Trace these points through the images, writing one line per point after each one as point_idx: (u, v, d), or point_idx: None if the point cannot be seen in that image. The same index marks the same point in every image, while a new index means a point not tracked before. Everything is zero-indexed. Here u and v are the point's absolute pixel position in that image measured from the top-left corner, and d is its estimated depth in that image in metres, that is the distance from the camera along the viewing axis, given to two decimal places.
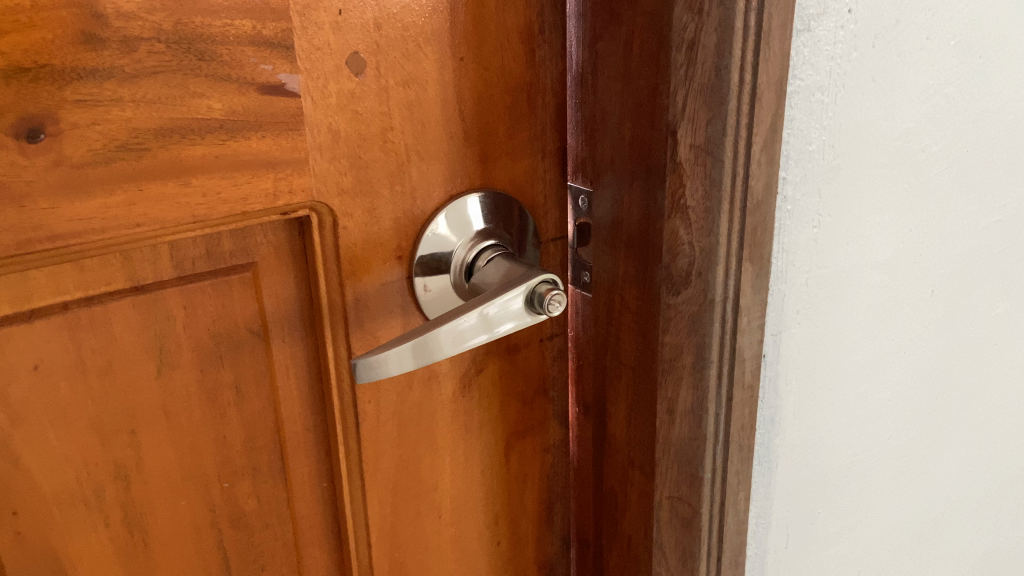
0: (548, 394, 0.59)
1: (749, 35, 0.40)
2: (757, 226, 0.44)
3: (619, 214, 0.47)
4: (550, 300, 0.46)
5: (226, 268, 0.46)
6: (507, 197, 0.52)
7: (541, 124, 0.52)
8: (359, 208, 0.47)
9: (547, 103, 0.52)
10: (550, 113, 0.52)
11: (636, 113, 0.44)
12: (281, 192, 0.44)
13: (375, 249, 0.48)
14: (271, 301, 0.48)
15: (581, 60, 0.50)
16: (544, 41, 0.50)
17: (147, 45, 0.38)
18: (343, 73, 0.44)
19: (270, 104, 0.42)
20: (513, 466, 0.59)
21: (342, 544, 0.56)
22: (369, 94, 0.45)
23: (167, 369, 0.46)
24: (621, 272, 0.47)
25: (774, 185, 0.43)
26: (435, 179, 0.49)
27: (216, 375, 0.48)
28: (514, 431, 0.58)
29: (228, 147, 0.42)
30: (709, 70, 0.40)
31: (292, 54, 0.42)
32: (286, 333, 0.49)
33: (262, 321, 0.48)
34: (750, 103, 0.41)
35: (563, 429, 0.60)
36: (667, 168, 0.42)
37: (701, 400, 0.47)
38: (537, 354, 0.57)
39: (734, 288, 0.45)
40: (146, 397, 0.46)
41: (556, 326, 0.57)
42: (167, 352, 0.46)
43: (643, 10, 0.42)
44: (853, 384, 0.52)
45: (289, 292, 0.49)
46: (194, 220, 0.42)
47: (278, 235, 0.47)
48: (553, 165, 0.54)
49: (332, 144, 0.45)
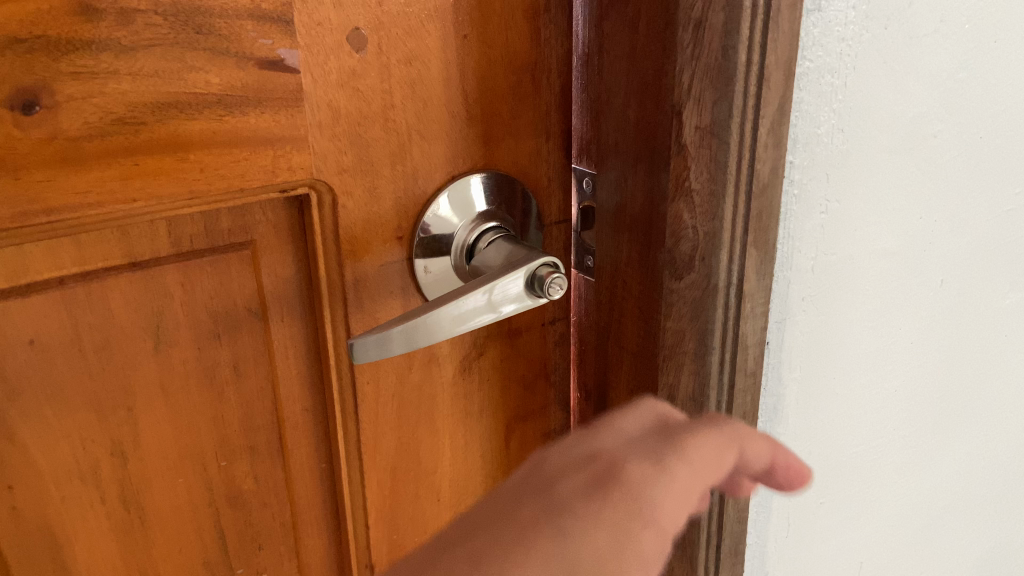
0: (549, 378, 0.58)
1: (758, 14, 0.39)
2: (762, 211, 0.43)
3: (623, 198, 0.47)
4: (550, 283, 0.45)
5: (224, 245, 0.46)
6: (510, 179, 0.52)
7: (545, 105, 0.52)
8: (359, 187, 0.47)
9: (551, 83, 0.51)
10: (554, 94, 0.52)
11: (641, 94, 0.43)
12: (280, 169, 0.44)
13: (375, 229, 0.48)
14: (270, 280, 0.48)
15: (587, 40, 0.49)
16: (549, 20, 0.49)
17: (144, 17, 0.38)
18: (344, 50, 0.43)
19: (269, 80, 0.42)
20: (513, 450, 0.58)
21: (340, 526, 0.55)
22: (370, 71, 0.44)
23: (165, 347, 0.46)
24: (624, 257, 0.47)
25: (782, 169, 0.43)
26: (437, 159, 0.49)
27: (214, 354, 0.47)
28: (515, 415, 0.58)
29: (226, 123, 0.41)
30: (716, 50, 0.40)
31: (292, 29, 0.41)
32: (285, 313, 0.49)
33: (260, 300, 0.48)
34: (758, 85, 0.40)
35: (564, 415, 0.60)
36: (671, 150, 0.41)
37: (702, 386, 0.46)
38: (538, 338, 0.56)
39: (738, 274, 0.44)
40: (143, 374, 0.46)
41: (558, 311, 0.57)
42: (165, 330, 0.45)
43: None
44: (859, 374, 0.51)
45: (288, 271, 0.48)
46: (192, 196, 0.42)
47: (278, 214, 0.47)
48: (557, 147, 0.53)
49: (333, 122, 0.44)
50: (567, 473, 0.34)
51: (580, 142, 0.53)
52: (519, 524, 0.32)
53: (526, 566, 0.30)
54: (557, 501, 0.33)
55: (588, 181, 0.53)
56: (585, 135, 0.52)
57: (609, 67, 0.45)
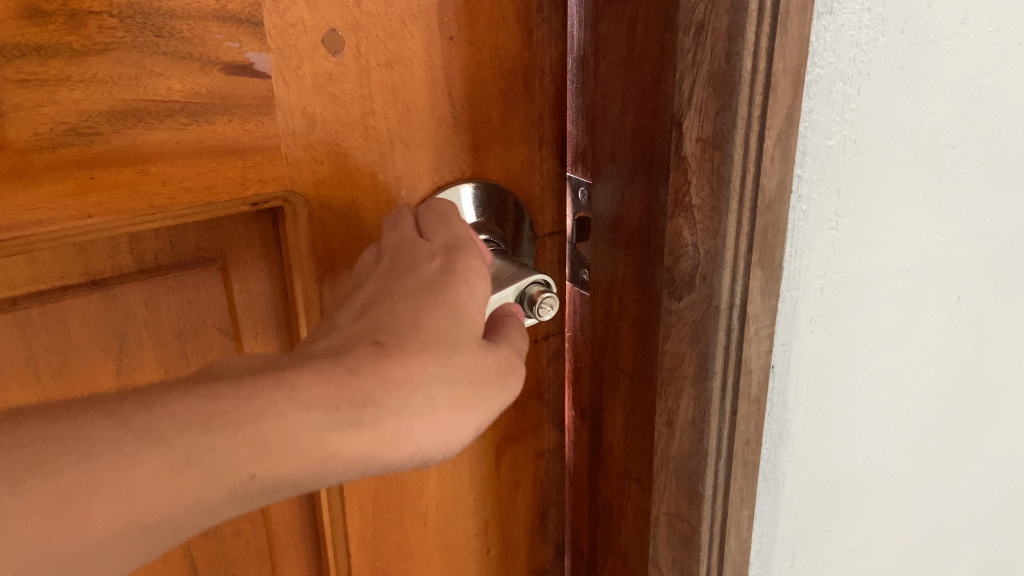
0: (542, 396, 0.55)
1: (765, 17, 0.36)
2: (768, 228, 0.40)
3: (619, 210, 0.44)
4: (541, 303, 0.43)
5: (192, 261, 0.43)
6: (500, 189, 0.49)
7: (538, 109, 0.48)
8: (337, 199, 0.44)
9: (545, 87, 0.48)
10: (547, 98, 0.48)
11: (640, 102, 0.41)
12: (250, 181, 0.41)
13: (354, 243, 0.45)
14: (243, 297, 0.45)
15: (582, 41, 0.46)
16: (542, 20, 0.46)
17: (98, 20, 0.34)
18: (319, 53, 0.40)
19: (238, 86, 0.38)
20: (504, 472, 0.56)
21: (321, 551, 0.53)
22: (348, 76, 0.41)
23: (129, 369, 0.44)
24: (620, 273, 0.44)
25: (790, 183, 0.39)
26: (422, 168, 0.46)
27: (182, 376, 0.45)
28: (507, 435, 0.55)
29: (190, 132, 0.38)
30: (719, 56, 0.37)
31: (261, 31, 0.38)
32: (258, 332, 0.46)
33: (232, 319, 0.45)
34: (764, 94, 0.37)
35: (559, 433, 0.57)
36: (670, 163, 0.39)
37: (703, 412, 0.43)
38: (531, 354, 0.53)
39: (742, 294, 0.41)
40: None
41: (554, 330, 0.54)
42: (128, 352, 0.43)
43: None
44: (869, 396, 0.48)
45: (263, 288, 0.45)
46: (153, 211, 0.39)
47: (251, 226, 0.44)
48: (551, 154, 0.50)
49: (307, 130, 0.41)
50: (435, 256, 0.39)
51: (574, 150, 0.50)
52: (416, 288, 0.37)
53: (437, 307, 0.36)
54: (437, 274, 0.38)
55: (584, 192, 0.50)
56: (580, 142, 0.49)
57: (607, 74, 0.42)
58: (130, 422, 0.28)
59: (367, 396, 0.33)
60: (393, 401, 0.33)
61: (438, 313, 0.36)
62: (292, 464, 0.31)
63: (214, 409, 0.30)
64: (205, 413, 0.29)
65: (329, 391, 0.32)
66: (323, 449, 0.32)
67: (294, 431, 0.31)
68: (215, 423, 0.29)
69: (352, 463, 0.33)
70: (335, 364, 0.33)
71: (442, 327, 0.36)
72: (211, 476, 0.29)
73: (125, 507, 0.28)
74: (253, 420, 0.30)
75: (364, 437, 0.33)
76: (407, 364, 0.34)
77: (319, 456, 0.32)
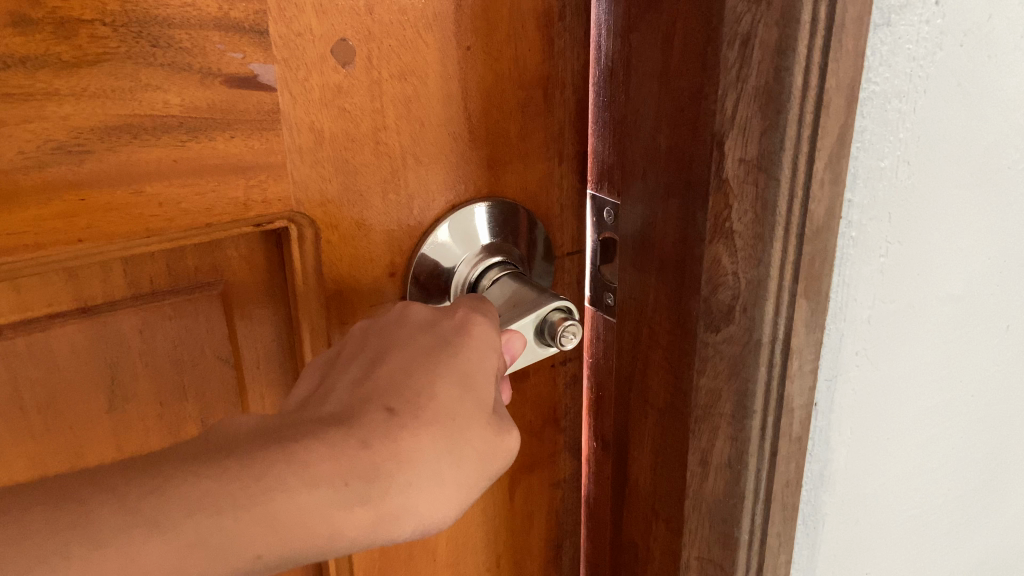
0: (559, 424, 0.52)
1: (819, 30, 0.33)
2: (815, 257, 0.37)
3: (650, 231, 0.41)
4: (563, 331, 0.40)
5: (191, 286, 0.40)
6: (516, 207, 0.45)
7: (558, 123, 0.46)
8: (345, 219, 0.40)
9: (566, 99, 0.45)
10: (568, 111, 0.46)
11: (675, 118, 0.37)
12: (254, 201, 0.37)
13: (361, 266, 0.42)
14: (244, 321, 0.42)
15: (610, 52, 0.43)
16: (564, 29, 0.43)
17: (89, 28, 0.31)
18: (328, 64, 0.37)
19: (242, 99, 0.35)
20: (518, 502, 0.52)
21: None
22: (358, 89, 0.38)
23: (122, 403, 0.40)
24: (651, 300, 0.41)
25: (840, 209, 0.37)
26: (435, 186, 0.43)
27: (179, 409, 0.42)
28: (522, 465, 0.51)
29: (190, 149, 0.35)
30: (767, 71, 0.34)
31: (267, 40, 0.35)
32: (259, 359, 0.43)
33: (233, 346, 0.42)
34: (815, 113, 0.34)
35: (575, 462, 0.54)
36: (710, 186, 0.36)
37: (741, 453, 0.40)
38: (548, 380, 0.50)
39: (786, 327, 0.38)
40: (96, 434, 0.40)
41: (573, 355, 0.51)
42: (121, 383, 0.40)
43: None
44: (913, 434, 0.45)
45: (266, 312, 0.42)
46: (149, 234, 0.35)
47: (253, 246, 0.41)
48: (571, 170, 0.47)
49: (315, 146, 0.38)
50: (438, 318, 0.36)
51: (596, 168, 0.47)
52: (422, 348, 0.34)
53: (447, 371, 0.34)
54: (445, 338, 0.35)
55: (609, 212, 0.47)
56: (603, 160, 0.46)
57: (639, 88, 0.39)
58: (139, 507, 0.26)
59: (378, 470, 0.30)
60: (402, 476, 0.31)
61: (449, 379, 0.33)
62: (299, 543, 0.29)
63: (222, 487, 0.27)
64: (213, 493, 0.27)
65: (340, 467, 0.29)
66: (330, 525, 0.29)
67: (302, 508, 0.29)
68: (223, 506, 0.27)
69: (359, 539, 0.30)
70: (346, 433, 0.30)
71: (455, 395, 0.33)
72: (213, 557, 0.27)
73: None
74: (261, 501, 0.28)
75: (368, 513, 0.30)
76: (419, 435, 0.31)
77: (327, 535, 0.29)
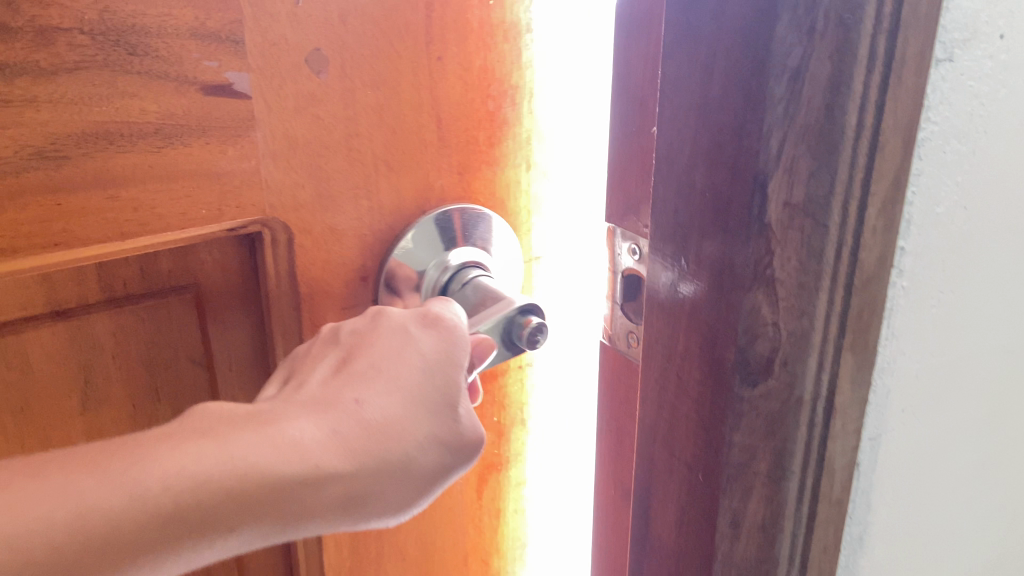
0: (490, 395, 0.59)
1: (876, 65, 0.31)
2: (863, 309, 0.34)
3: (681, 274, 0.38)
4: (529, 331, 0.48)
5: (167, 286, 0.49)
6: (480, 215, 0.54)
7: (512, 120, 0.54)
8: (316, 223, 0.48)
9: (515, 103, 0.54)
10: (520, 111, 0.54)
11: (718, 153, 0.35)
12: (228, 206, 0.44)
13: (338, 270, 0.50)
14: (214, 319, 0.51)
15: (644, 80, 0.41)
16: (517, 40, 0.52)
17: (69, 37, 0.37)
18: (303, 72, 0.44)
19: (217, 107, 0.42)
20: None
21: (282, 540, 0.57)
22: (331, 95, 0.46)
23: (92, 393, 0.50)
24: (681, 348, 0.38)
25: (891, 258, 0.34)
26: (403, 184, 0.50)
27: (151, 385, 0.51)
28: None
29: (166, 154, 0.41)
30: (818, 107, 0.31)
31: (242, 50, 0.42)
32: (232, 362, 0.53)
33: (202, 334, 0.51)
34: (869, 155, 0.32)
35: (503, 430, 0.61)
36: (751, 230, 0.33)
37: (776, 515, 0.37)
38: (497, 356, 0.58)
39: (829, 383, 0.35)
40: (59, 409, 0.49)
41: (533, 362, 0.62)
42: (95, 372, 0.49)
43: (735, 25, 0.32)
44: (952, 493, 0.43)
45: (234, 310, 0.52)
46: (122, 239, 0.41)
47: (223, 253, 0.50)
48: (528, 160, 0.56)
49: (287, 151, 0.45)
50: (402, 318, 0.44)
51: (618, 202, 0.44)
52: (385, 347, 0.43)
53: (404, 369, 0.42)
54: (409, 335, 0.43)
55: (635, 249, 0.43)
56: (627, 192, 0.44)
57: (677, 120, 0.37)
58: (102, 469, 0.35)
59: (349, 447, 0.40)
60: (371, 456, 0.40)
61: (407, 375, 0.42)
62: (290, 511, 0.39)
63: (213, 457, 0.37)
64: (203, 461, 0.37)
65: (321, 445, 0.39)
66: (318, 499, 0.39)
67: (291, 483, 0.38)
68: (219, 471, 0.37)
69: (338, 508, 0.41)
70: (323, 418, 0.40)
71: (409, 388, 0.42)
72: (213, 515, 0.37)
73: (124, 530, 0.35)
74: (250, 468, 0.37)
75: (345, 485, 0.40)
76: (386, 423, 0.41)
77: (313, 504, 0.39)
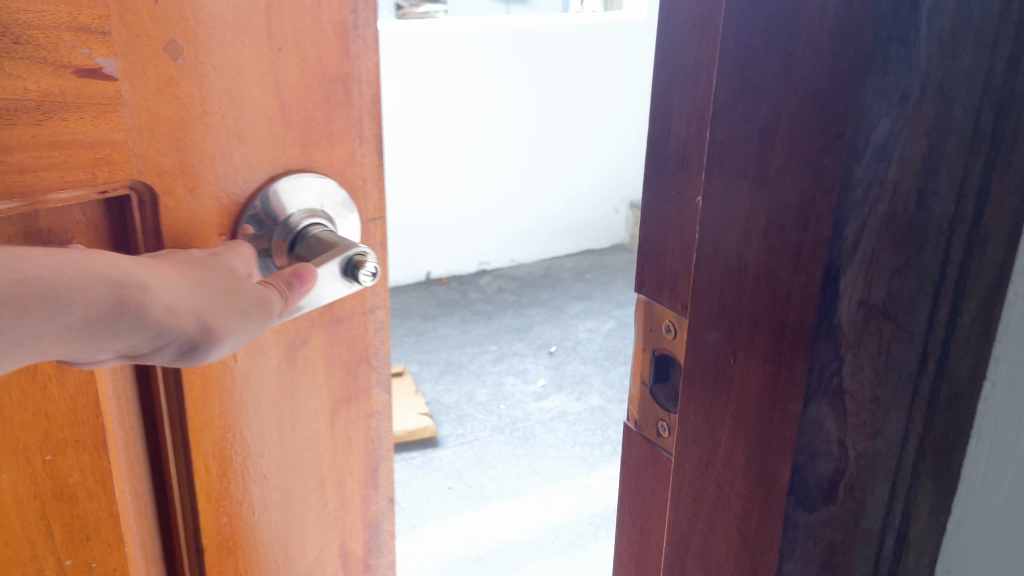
0: (371, 362, 0.54)
1: (984, 150, 0.27)
2: (949, 427, 0.30)
3: (723, 371, 0.33)
4: (364, 270, 0.44)
5: (46, 241, 0.38)
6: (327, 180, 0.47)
7: (359, 112, 0.48)
8: (179, 186, 0.42)
9: (364, 91, 0.48)
10: (368, 102, 0.48)
11: (776, 236, 0.29)
12: (100, 170, 0.38)
13: (195, 227, 0.43)
14: None
15: (687, 138, 0.36)
16: (359, 36, 0.47)
17: None
18: (160, 59, 0.39)
19: (88, 90, 0.37)
20: (338, 433, 0.53)
21: (175, 559, 0.50)
22: (188, 81, 0.40)
23: None
24: (722, 455, 0.33)
25: (984, 371, 0.30)
26: (258, 162, 0.44)
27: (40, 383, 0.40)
28: (338, 397, 0.53)
29: (45, 129, 0.35)
30: (907, 193, 0.27)
31: (111, 39, 0.37)
32: None
33: None
34: (967, 253, 0.28)
35: (385, 394, 0.55)
36: (818, 333, 0.28)
37: None
38: (360, 324, 0.52)
39: (904, 509, 0.31)
40: None
41: (378, 297, 0.53)
42: None
43: (807, 85, 0.27)
44: None
45: None
46: (11, 198, 0.35)
47: (95, 214, 0.40)
48: (373, 150, 0.50)
49: (151, 126, 0.40)
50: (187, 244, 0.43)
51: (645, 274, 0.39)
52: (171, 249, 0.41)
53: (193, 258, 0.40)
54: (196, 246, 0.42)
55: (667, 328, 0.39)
56: (656, 267, 0.39)
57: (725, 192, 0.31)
58: None
59: (146, 283, 0.37)
60: (162, 298, 0.37)
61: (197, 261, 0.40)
62: (73, 331, 0.34)
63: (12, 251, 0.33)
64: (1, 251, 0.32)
65: (116, 265, 0.36)
66: (102, 328, 0.35)
67: (88, 291, 0.35)
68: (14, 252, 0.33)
69: (117, 343, 0.36)
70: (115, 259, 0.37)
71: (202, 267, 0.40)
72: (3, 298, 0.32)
73: None
74: (48, 257, 0.34)
75: (129, 320, 0.36)
76: (174, 277, 0.38)
77: (96, 334, 0.35)
